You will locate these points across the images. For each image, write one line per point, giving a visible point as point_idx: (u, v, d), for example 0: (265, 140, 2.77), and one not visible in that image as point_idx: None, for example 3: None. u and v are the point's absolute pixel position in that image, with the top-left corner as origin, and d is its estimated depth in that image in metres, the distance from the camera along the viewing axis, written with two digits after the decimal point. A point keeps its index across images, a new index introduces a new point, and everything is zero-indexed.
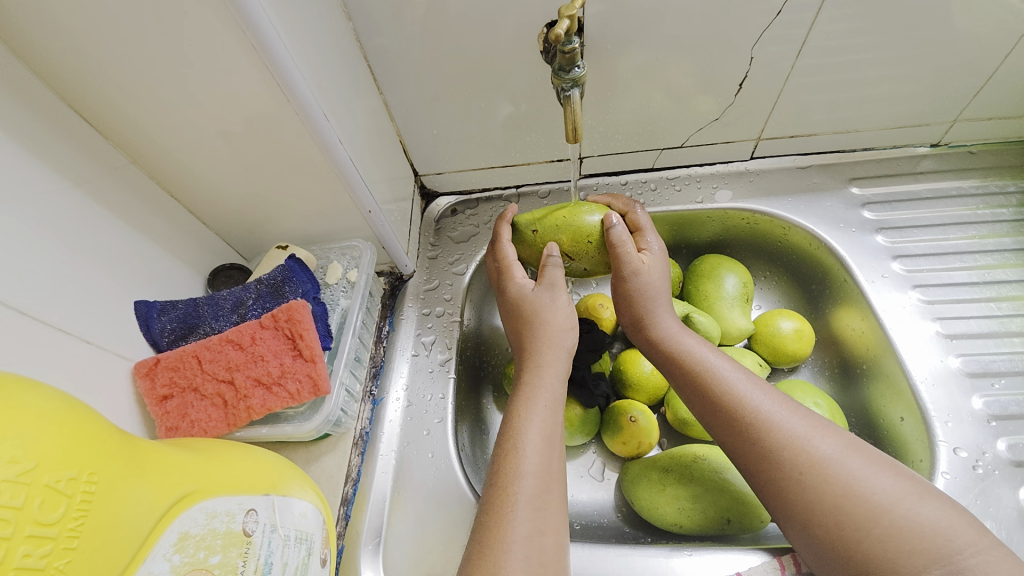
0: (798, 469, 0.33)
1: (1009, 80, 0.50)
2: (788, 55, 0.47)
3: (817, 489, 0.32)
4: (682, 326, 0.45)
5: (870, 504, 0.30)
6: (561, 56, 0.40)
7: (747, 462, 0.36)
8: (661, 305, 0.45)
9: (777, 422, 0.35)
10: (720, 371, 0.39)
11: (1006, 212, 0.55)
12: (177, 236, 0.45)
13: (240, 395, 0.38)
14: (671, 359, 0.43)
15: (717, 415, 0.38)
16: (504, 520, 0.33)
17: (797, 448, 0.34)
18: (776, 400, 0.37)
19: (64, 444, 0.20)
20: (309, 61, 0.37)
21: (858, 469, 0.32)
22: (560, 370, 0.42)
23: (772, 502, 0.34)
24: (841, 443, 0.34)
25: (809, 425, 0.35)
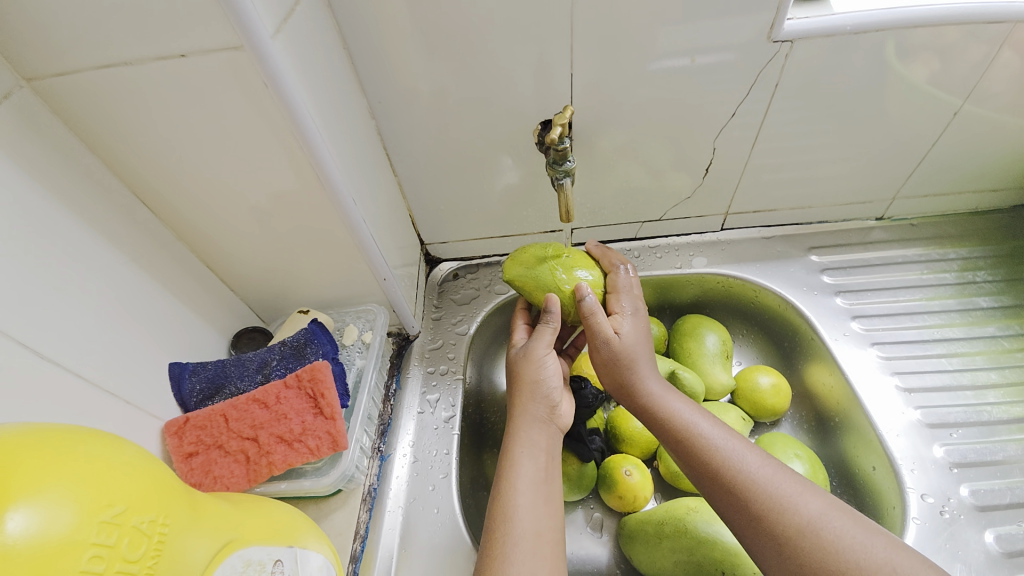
0: (785, 526, 0.36)
1: (931, 166, 0.59)
2: (745, 143, 0.56)
3: (803, 546, 0.35)
4: (666, 388, 0.48)
5: (854, 561, 0.33)
6: (555, 153, 0.47)
7: (736, 517, 0.39)
8: (643, 365, 0.48)
9: (766, 481, 0.39)
10: (705, 432, 0.43)
11: (948, 276, 0.62)
12: (207, 300, 0.49)
13: (263, 452, 0.40)
14: (661, 421, 0.46)
15: (708, 476, 0.41)
16: (496, 562, 0.36)
17: (784, 506, 0.37)
18: (758, 464, 0.40)
19: (144, 491, 0.24)
20: (343, 154, 0.44)
21: (842, 528, 0.35)
22: (546, 420, 0.46)
23: (764, 560, 0.37)
24: (824, 503, 0.37)
25: (796, 484, 0.38)
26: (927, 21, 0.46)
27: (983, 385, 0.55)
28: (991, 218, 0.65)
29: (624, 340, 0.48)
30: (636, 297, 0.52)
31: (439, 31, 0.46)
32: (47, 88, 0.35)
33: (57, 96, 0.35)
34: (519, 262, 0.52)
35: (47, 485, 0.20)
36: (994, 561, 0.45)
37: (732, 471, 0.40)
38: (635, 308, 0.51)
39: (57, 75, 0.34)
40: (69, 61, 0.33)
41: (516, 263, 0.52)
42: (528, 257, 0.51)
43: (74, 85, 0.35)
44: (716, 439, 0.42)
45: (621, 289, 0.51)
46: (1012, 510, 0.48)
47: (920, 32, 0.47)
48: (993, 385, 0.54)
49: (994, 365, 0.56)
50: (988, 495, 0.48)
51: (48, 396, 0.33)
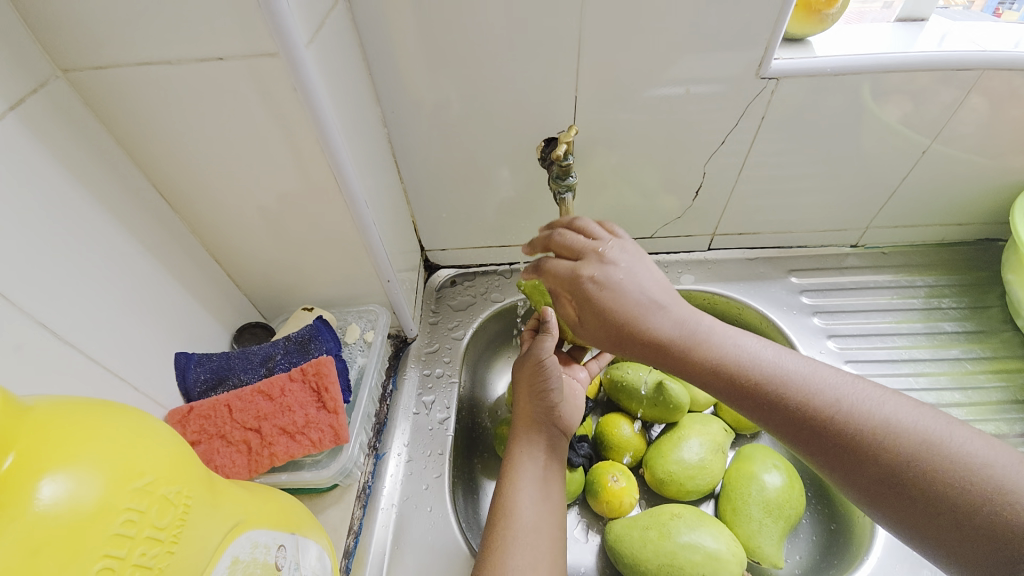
0: (892, 456, 0.31)
1: (901, 199, 0.64)
2: (733, 169, 0.60)
3: (917, 476, 0.30)
4: (692, 316, 0.40)
5: (982, 481, 0.28)
6: (559, 168, 0.50)
7: (820, 448, 0.33)
8: (648, 308, 0.40)
9: (853, 408, 0.33)
10: (759, 361, 0.36)
11: (916, 301, 0.67)
12: (213, 294, 0.50)
13: (266, 442, 0.41)
14: (702, 360, 0.38)
15: (778, 411, 0.35)
16: (498, 553, 0.39)
17: (886, 433, 0.31)
18: (831, 383, 0.34)
19: (172, 464, 0.25)
20: (358, 160, 0.46)
21: (955, 443, 0.30)
22: (551, 419, 0.47)
23: (869, 487, 0.31)
24: (920, 413, 0.32)
25: (883, 400, 0.33)
26: (898, 68, 0.51)
27: (947, 403, 0.58)
28: (955, 250, 0.70)
29: (606, 295, 0.41)
30: (585, 266, 0.43)
31: (454, 49, 0.49)
32: (81, 79, 0.36)
33: (92, 90, 0.37)
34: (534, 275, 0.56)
35: (89, 450, 0.22)
36: None
37: (811, 407, 0.34)
38: (616, 250, 0.43)
39: (94, 70, 0.36)
40: (107, 58, 0.35)
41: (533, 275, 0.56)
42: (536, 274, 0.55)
43: (108, 79, 0.36)
44: (781, 372, 0.35)
45: (564, 279, 0.44)
46: None
47: (891, 78, 0.52)
48: (957, 404, 0.58)
49: (958, 386, 0.60)
50: None
51: (58, 375, 0.33)
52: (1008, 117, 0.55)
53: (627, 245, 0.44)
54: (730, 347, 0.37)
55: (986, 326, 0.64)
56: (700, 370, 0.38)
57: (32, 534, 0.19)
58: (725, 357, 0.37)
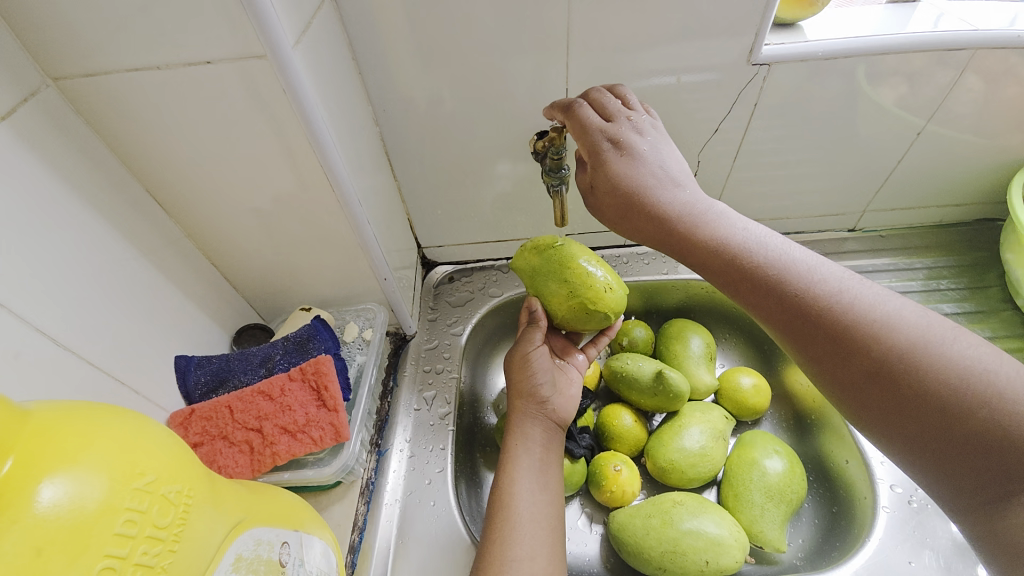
0: (886, 347, 0.31)
1: (898, 182, 0.64)
2: (727, 156, 0.60)
3: (908, 368, 0.30)
4: (707, 202, 0.40)
5: (975, 376, 0.29)
6: (552, 160, 0.50)
7: (810, 332, 0.34)
8: (664, 185, 0.41)
9: (855, 300, 0.33)
10: (765, 250, 0.37)
11: (915, 284, 0.67)
12: (211, 297, 0.51)
13: (267, 442, 0.41)
14: (709, 245, 0.38)
15: (777, 298, 0.35)
16: (500, 545, 0.39)
17: (885, 326, 0.32)
18: (835, 275, 0.35)
19: (173, 464, 0.25)
20: (349, 158, 0.46)
21: (957, 345, 0.30)
22: (541, 412, 0.48)
23: (849, 375, 0.32)
24: (918, 314, 0.32)
25: (889, 301, 0.33)
26: (892, 50, 0.51)
27: None
28: (954, 231, 0.70)
29: (626, 164, 0.41)
30: (613, 128, 0.42)
31: (444, 45, 0.49)
32: (71, 87, 0.36)
33: (83, 98, 0.37)
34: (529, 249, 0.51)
35: (90, 451, 0.22)
36: (962, 548, 0.48)
37: (809, 295, 0.34)
38: (647, 124, 0.43)
39: (84, 77, 0.36)
40: (96, 65, 0.35)
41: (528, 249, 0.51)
42: (531, 248, 0.51)
43: (98, 85, 0.36)
44: (787, 261, 0.36)
45: (590, 131, 0.42)
46: None
47: (885, 59, 0.51)
48: None
49: None
50: None
51: (58, 382, 0.34)
52: (1004, 96, 0.54)
53: (656, 123, 0.44)
54: (738, 237, 0.38)
55: (986, 306, 0.64)
56: (701, 256, 0.39)
57: (35, 536, 0.19)
58: (731, 243, 0.38)
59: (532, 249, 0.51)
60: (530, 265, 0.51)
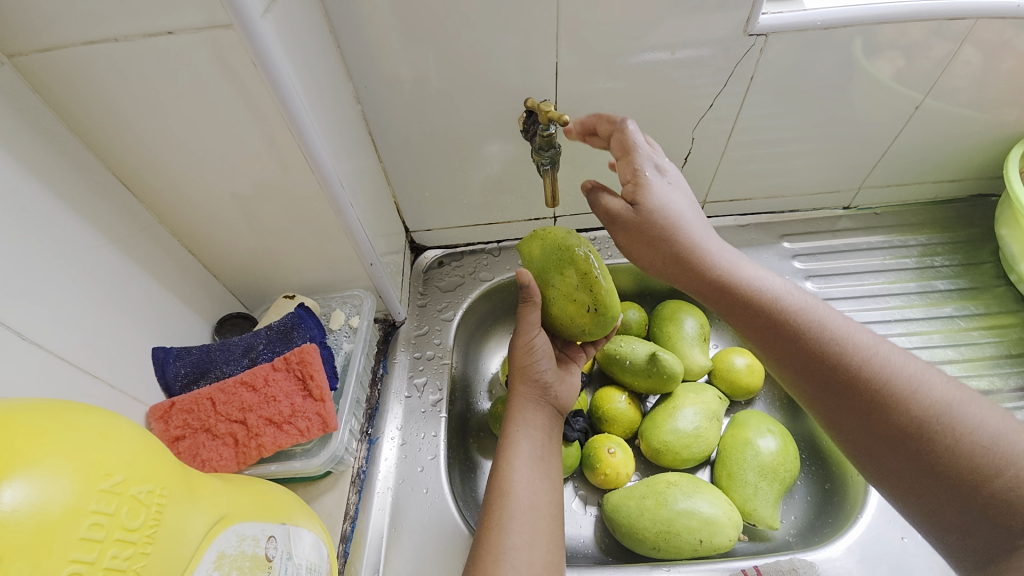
0: (914, 412, 0.32)
1: (895, 157, 0.62)
2: (723, 133, 0.58)
3: (935, 436, 0.31)
4: (739, 258, 0.42)
5: (1000, 451, 0.30)
6: (541, 138, 0.48)
7: (837, 388, 0.35)
8: (697, 228, 0.41)
9: (886, 364, 0.34)
10: (797, 305, 0.38)
11: (909, 261, 0.66)
12: (189, 285, 0.49)
13: (252, 434, 0.40)
14: (742, 296, 0.39)
15: (806, 351, 0.36)
16: (497, 533, 0.39)
17: (916, 392, 0.32)
18: (867, 337, 0.36)
19: (142, 462, 0.24)
20: (329, 138, 0.44)
21: (988, 419, 0.31)
22: (540, 400, 0.47)
23: (872, 431, 0.33)
24: (950, 386, 0.33)
25: (918, 368, 0.34)
26: (891, 20, 0.49)
27: (940, 360, 0.58)
28: (948, 207, 0.69)
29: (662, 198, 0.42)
30: (654, 158, 0.43)
31: (425, 18, 0.46)
32: (24, 64, 0.34)
33: (37, 74, 0.35)
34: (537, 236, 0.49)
35: (52, 451, 0.21)
36: None
37: (840, 352, 0.35)
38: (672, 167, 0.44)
39: (36, 51, 0.33)
40: (46, 37, 0.33)
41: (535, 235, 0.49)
42: (540, 234, 0.48)
43: (53, 62, 0.34)
44: (819, 318, 0.37)
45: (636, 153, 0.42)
46: None
47: (884, 30, 0.49)
48: (950, 361, 0.58)
49: (952, 343, 0.59)
50: None
51: (26, 378, 0.32)
52: (1002, 68, 0.53)
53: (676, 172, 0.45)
54: (772, 288, 0.39)
55: (979, 283, 0.64)
56: (735, 301, 0.40)
57: None
58: (763, 295, 0.39)
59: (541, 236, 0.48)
60: (535, 252, 0.48)
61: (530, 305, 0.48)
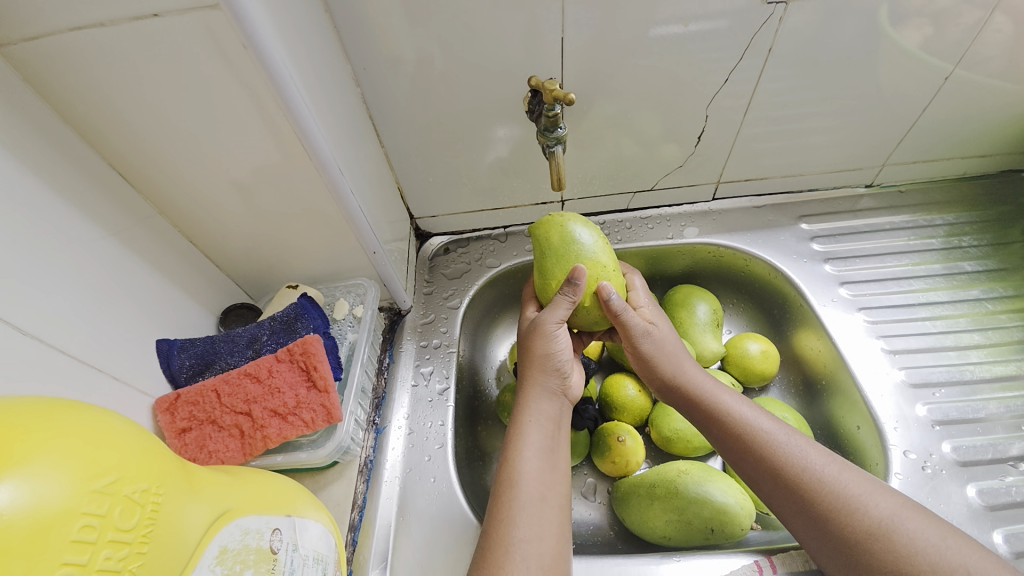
0: (861, 528, 0.35)
1: (922, 131, 0.59)
2: (737, 110, 0.55)
3: (877, 552, 0.34)
4: (716, 382, 0.46)
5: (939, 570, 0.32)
6: (546, 119, 0.46)
7: (790, 505, 0.39)
8: (683, 361, 0.47)
9: (837, 483, 0.37)
10: (753, 421, 0.42)
11: (935, 242, 0.63)
12: (192, 276, 0.48)
13: (257, 425, 0.40)
14: (710, 413, 0.44)
15: (762, 469, 0.40)
16: (505, 526, 0.38)
17: (862, 510, 0.36)
18: (819, 457, 0.39)
19: (135, 461, 0.24)
20: (326, 124, 0.42)
21: (934, 540, 0.34)
22: (551, 390, 0.46)
23: (821, 542, 0.37)
24: (899, 505, 0.36)
25: (866, 485, 0.37)
26: None
27: (966, 346, 0.56)
28: (978, 183, 0.65)
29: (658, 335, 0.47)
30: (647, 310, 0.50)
31: None
32: (10, 54, 0.33)
33: (25, 64, 0.34)
34: (559, 227, 0.48)
35: (43, 451, 0.20)
36: (977, 514, 0.46)
37: (790, 469, 0.39)
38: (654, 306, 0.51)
39: (23, 40, 0.32)
40: (31, 25, 0.32)
41: (558, 225, 0.48)
42: (564, 223, 0.48)
43: (40, 51, 0.33)
44: (775, 436, 0.41)
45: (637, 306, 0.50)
46: (993, 465, 0.49)
47: None
48: (976, 346, 0.56)
49: (978, 327, 0.57)
50: (970, 451, 0.49)
51: (31, 373, 0.32)
52: None
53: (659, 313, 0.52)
54: (733, 406, 0.43)
55: (1010, 263, 0.61)
56: (705, 417, 0.44)
57: None
58: (726, 413, 0.43)
59: (568, 226, 0.48)
60: (559, 242, 0.47)
61: (570, 294, 0.45)
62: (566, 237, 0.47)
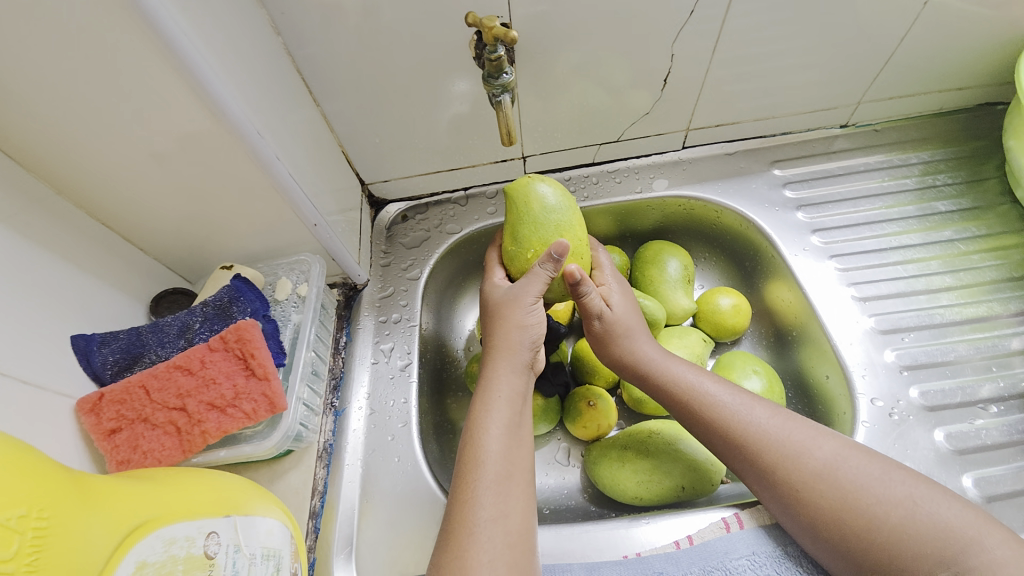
0: (810, 477, 0.35)
1: (900, 65, 0.55)
2: (705, 49, 0.51)
3: (824, 498, 0.34)
4: (663, 352, 0.45)
5: (882, 506, 0.33)
6: (489, 64, 0.42)
7: (742, 467, 0.39)
8: (635, 333, 0.46)
9: (781, 434, 0.38)
10: (697, 386, 0.42)
11: (909, 182, 0.61)
12: (109, 262, 0.43)
13: (194, 421, 0.37)
14: (656, 383, 0.44)
15: (712, 435, 0.40)
16: (469, 504, 0.36)
17: (807, 459, 0.36)
18: (765, 412, 0.39)
19: (10, 486, 0.21)
20: (236, 81, 0.37)
21: (876, 478, 0.34)
22: (518, 362, 0.44)
23: (773, 497, 0.37)
24: (840, 446, 0.36)
25: (807, 431, 0.38)
26: None
27: (937, 289, 0.55)
28: (955, 118, 0.63)
29: (614, 312, 0.46)
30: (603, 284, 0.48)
31: None
32: None
33: None
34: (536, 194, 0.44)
35: None
36: (944, 459, 0.46)
37: (740, 431, 0.39)
38: (618, 283, 0.49)
39: None
40: None
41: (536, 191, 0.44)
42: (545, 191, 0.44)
43: None
44: (723, 399, 0.40)
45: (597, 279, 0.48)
46: (962, 408, 0.49)
47: None
48: (947, 289, 0.55)
49: (949, 269, 0.56)
50: (938, 396, 0.49)
51: None
52: None
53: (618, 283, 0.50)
54: (681, 375, 0.43)
55: (983, 201, 0.59)
56: (656, 388, 0.44)
57: None
58: (675, 382, 0.43)
59: (548, 195, 0.44)
60: (536, 211, 0.44)
61: (549, 269, 0.43)
62: (543, 207, 0.44)
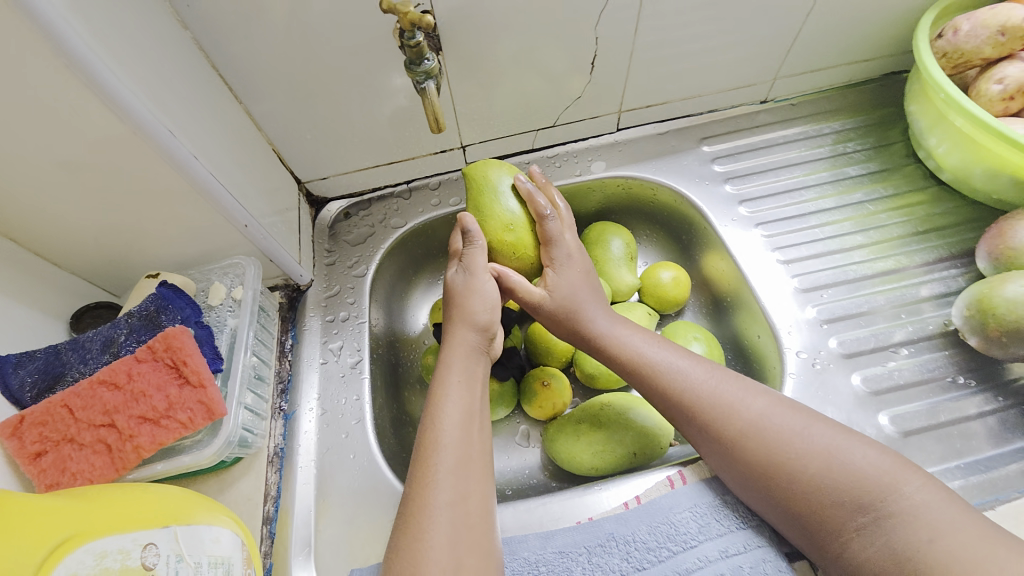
0: (745, 431, 0.38)
1: (807, 41, 0.59)
2: (626, 32, 0.53)
3: (757, 450, 0.37)
4: (614, 321, 0.47)
5: (806, 456, 0.36)
6: (409, 51, 0.42)
7: (687, 425, 0.41)
8: (587, 305, 0.47)
9: (719, 394, 0.40)
10: (645, 352, 0.44)
11: (824, 150, 0.65)
12: (18, 280, 0.41)
13: (126, 436, 0.36)
14: (608, 352, 0.46)
15: (660, 395, 0.42)
16: (427, 489, 0.36)
17: (742, 416, 0.39)
18: (706, 373, 0.42)
19: None
20: (139, 79, 0.35)
21: (801, 431, 0.37)
22: (472, 345, 0.44)
23: (714, 453, 0.40)
24: (770, 403, 0.39)
25: (741, 390, 0.40)
26: None
27: (851, 247, 0.59)
28: (862, 89, 0.68)
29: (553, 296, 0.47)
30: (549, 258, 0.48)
31: None
32: None
33: None
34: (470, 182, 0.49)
35: None
36: (862, 400, 0.51)
37: (684, 392, 0.41)
38: (568, 255, 0.48)
39: None
40: None
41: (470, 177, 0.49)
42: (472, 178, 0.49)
43: None
44: (669, 363, 0.43)
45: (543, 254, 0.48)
46: (876, 352, 0.53)
47: None
48: (859, 246, 0.59)
49: (861, 228, 0.60)
50: (854, 343, 0.54)
51: None
52: None
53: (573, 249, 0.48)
54: (630, 343, 0.45)
55: (890, 164, 0.64)
56: (609, 356, 0.46)
57: None
58: (625, 349, 0.45)
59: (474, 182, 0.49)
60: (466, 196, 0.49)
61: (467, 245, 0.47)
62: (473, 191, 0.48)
